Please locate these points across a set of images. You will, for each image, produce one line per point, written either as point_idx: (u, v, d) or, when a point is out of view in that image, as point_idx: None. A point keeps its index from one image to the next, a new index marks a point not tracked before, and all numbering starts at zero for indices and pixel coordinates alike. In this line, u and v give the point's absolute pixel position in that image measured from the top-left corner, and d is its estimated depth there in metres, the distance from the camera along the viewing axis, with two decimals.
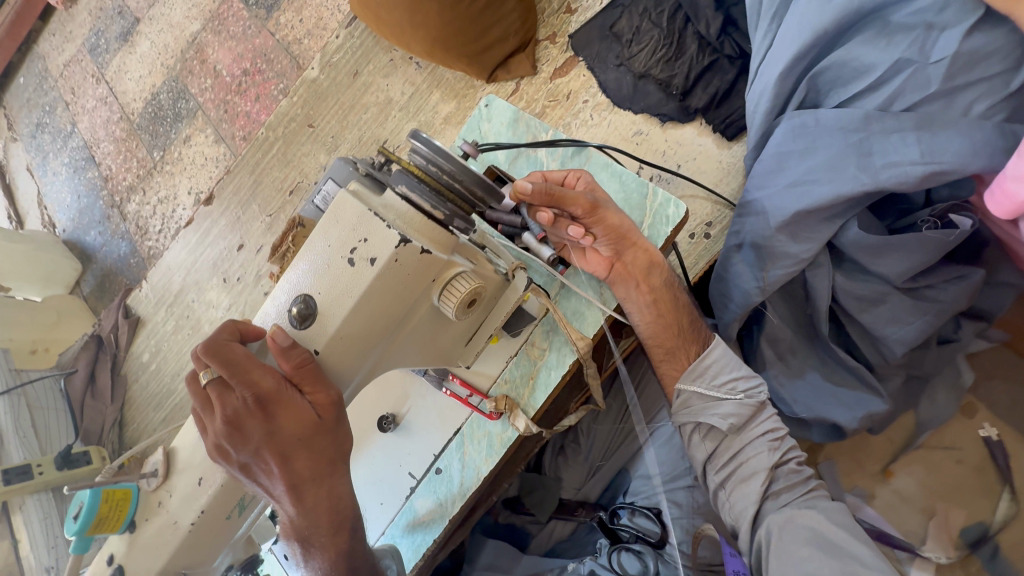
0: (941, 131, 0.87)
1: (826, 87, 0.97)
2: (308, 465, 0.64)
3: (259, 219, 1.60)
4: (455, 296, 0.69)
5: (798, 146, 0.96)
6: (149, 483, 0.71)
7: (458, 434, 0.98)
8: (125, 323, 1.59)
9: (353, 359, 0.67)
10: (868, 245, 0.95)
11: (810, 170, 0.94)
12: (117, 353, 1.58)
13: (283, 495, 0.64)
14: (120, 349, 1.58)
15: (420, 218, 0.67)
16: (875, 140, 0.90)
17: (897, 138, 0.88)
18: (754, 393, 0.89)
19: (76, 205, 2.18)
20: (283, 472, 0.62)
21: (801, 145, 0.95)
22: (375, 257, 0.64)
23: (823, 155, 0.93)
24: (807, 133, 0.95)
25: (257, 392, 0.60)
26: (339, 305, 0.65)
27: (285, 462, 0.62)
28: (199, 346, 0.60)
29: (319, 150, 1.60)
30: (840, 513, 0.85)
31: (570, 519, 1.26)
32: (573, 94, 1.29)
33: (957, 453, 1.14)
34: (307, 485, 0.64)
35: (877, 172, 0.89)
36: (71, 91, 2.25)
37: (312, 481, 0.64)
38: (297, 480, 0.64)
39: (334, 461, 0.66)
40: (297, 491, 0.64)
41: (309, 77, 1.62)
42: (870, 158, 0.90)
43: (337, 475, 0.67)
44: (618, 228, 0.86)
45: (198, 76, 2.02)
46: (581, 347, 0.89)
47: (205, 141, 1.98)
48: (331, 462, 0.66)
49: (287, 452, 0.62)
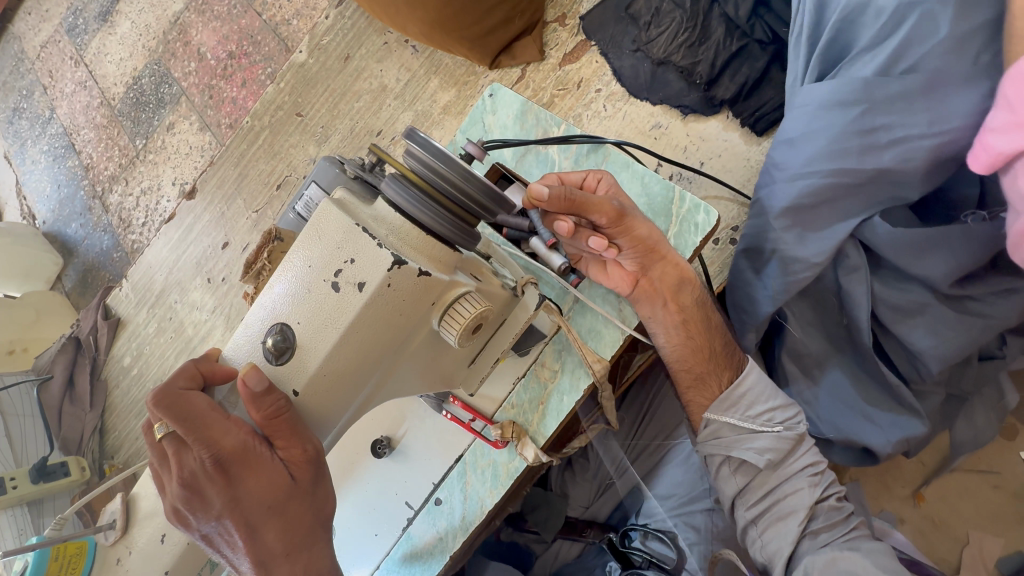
0: (948, 91, 0.74)
1: (826, 60, 0.83)
2: (280, 536, 0.58)
3: (244, 215, 1.49)
4: (457, 323, 0.59)
5: (795, 132, 0.82)
6: (106, 536, 0.62)
7: (460, 462, 0.89)
8: (105, 324, 1.43)
9: (338, 398, 0.58)
10: (906, 243, 0.79)
11: (809, 160, 0.80)
12: (97, 357, 1.40)
13: (250, 570, 0.58)
14: (101, 351, 1.42)
15: (417, 234, 0.57)
16: (880, 114, 0.76)
17: (902, 107, 0.75)
18: (793, 426, 0.85)
19: (56, 196, 2.05)
20: (249, 544, 0.57)
21: (797, 130, 0.82)
22: (363, 281, 0.54)
23: (821, 140, 0.79)
24: (803, 116, 0.81)
25: (216, 453, 0.54)
26: (320, 339, 0.55)
27: (251, 533, 0.56)
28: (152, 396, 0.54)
29: (308, 141, 1.48)
30: (886, 555, 0.78)
31: (578, 539, 1.12)
32: (585, 83, 1.18)
33: (994, 477, 1.06)
34: (277, 561, 0.58)
35: (885, 152, 0.77)
36: (48, 74, 2.11)
37: (284, 556, 0.58)
38: (265, 555, 0.57)
39: (311, 530, 0.60)
40: (265, 567, 0.57)
41: (297, 61, 1.49)
42: (876, 135, 0.76)
43: (315, 546, 0.60)
44: (645, 240, 0.78)
45: (181, 60, 1.88)
46: (598, 370, 0.80)
47: (189, 129, 1.85)
48: (308, 532, 0.59)
49: (253, 522, 0.56)
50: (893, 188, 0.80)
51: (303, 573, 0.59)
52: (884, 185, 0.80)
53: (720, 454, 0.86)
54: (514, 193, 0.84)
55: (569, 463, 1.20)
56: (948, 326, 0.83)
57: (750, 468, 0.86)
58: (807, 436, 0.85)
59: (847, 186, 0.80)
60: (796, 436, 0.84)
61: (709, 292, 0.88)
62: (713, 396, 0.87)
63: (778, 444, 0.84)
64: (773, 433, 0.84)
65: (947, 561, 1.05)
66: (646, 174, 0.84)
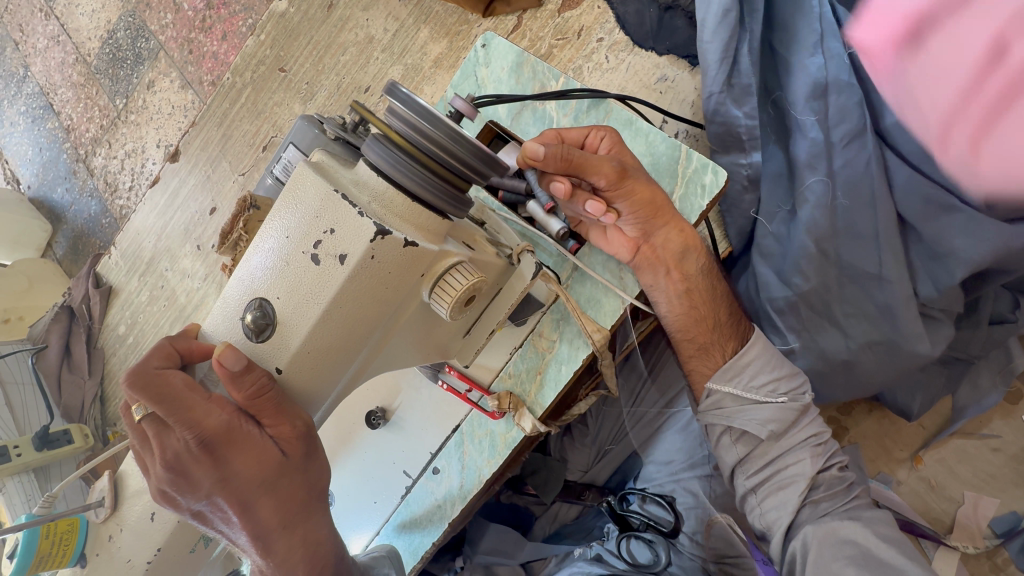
0: None
1: None
2: (275, 511, 0.56)
3: (230, 179, 1.43)
4: (448, 295, 0.55)
5: None
6: (97, 514, 0.61)
7: (457, 431, 0.88)
8: (96, 293, 1.41)
9: (322, 375, 0.55)
10: (930, 150, 0.80)
11: None
12: (92, 326, 1.40)
13: (247, 543, 0.57)
14: (96, 321, 1.41)
15: (402, 201, 0.53)
16: None
17: None
18: (798, 396, 0.83)
19: (39, 159, 1.97)
20: (245, 521, 0.55)
21: None
22: (344, 253, 0.51)
23: None
24: None
25: (199, 434, 0.51)
26: (303, 315, 0.52)
27: (244, 511, 0.54)
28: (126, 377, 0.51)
29: (292, 99, 1.41)
30: (883, 522, 0.80)
31: (576, 502, 1.13)
32: (586, 31, 1.09)
33: (995, 440, 1.05)
34: (275, 534, 0.56)
35: None
36: (19, 28, 1.98)
37: (281, 529, 0.56)
38: (263, 529, 0.56)
39: (307, 503, 0.58)
40: (262, 540, 0.56)
41: (277, 11, 1.41)
42: None
43: (311, 518, 0.59)
44: (647, 204, 0.73)
45: (157, 11, 1.77)
46: (598, 340, 0.77)
47: (170, 87, 1.76)
48: (302, 504, 0.58)
49: (246, 498, 0.54)
50: None
51: (301, 544, 0.58)
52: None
53: (722, 425, 0.85)
54: (510, 152, 0.79)
55: (567, 428, 1.18)
56: (958, 274, 0.82)
57: (752, 438, 0.85)
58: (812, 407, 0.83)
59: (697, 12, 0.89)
60: (800, 407, 0.83)
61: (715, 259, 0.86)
62: (714, 366, 0.85)
63: (782, 415, 0.82)
64: (777, 404, 0.82)
65: (941, 521, 1.06)
66: (652, 132, 0.79)
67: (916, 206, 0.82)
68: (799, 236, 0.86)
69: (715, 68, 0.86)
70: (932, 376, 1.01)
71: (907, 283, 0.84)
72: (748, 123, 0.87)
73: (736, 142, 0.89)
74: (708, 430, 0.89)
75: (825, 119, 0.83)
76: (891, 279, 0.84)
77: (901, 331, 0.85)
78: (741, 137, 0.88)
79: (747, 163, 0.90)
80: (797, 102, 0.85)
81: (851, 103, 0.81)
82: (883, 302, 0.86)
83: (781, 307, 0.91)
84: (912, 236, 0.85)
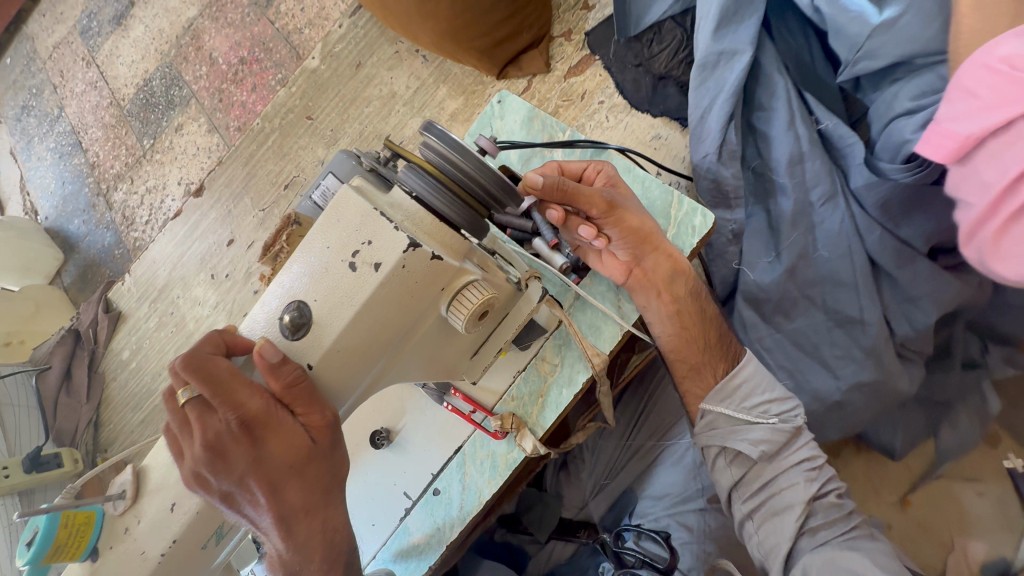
0: None
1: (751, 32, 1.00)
2: (301, 494, 0.57)
3: (251, 214, 1.61)
4: (465, 309, 0.62)
5: None
6: (115, 506, 0.62)
7: (459, 452, 0.91)
8: (106, 319, 1.52)
9: (350, 375, 0.60)
10: (895, 206, 0.89)
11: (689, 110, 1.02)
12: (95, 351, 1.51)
13: (270, 528, 0.57)
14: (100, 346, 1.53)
15: (430, 220, 0.60)
16: None
17: None
18: (790, 419, 0.85)
19: (60, 192, 2.08)
20: (272, 503, 0.55)
21: None
22: (379, 262, 0.57)
23: None
24: None
25: (242, 415, 0.53)
26: (337, 317, 0.58)
27: (273, 492, 0.55)
28: (177, 359, 0.53)
29: (317, 143, 1.58)
30: (882, 554, 0.78)
31: (571, 541, 1.14)
32: (589, 94, 1.24)
33: (978, 485, 1.08)
34: (299, 517, 0.57)
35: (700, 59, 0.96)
36: (59, 74, 2.16)
37: (304, 512, 0.57)
38: (287, 511, 0.56)
39: (329, 488, 0.59)
40: (287, 523, 0.56)
41: (310, 67, 1.59)
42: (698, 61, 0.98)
43: (332, 505, 0.59)
44: (637, 230, 0.81)
45: (193, 64, 1.94)
46: (597, 363, 0.82)
47: (197, 131, 1.90)
48: (325, 491, 0.58)
49: (275, 480, 0.55)
50: (711, 68, 0.96)
51: (321, 530, 0.58)
52: (714, 71, 0.96)
53: (716, 445, 0.86)
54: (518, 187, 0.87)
55: (563, 464, 1.23)
56: (931, 314, 0.90)
57: (746, 460, 0.85)
58: (805, 430, 0.84)
59: (700, 88, 0.97)
60: (792, 429, 0.84)
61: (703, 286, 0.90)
62: (708, 386, 0.88)
63: (773, 436, 0.83)
64: (768, 425, 0.84)
65: (933, 566, 1.06)
66: (647, 178, 0.89)
67: (889, 255, 0.90)
68: (782, 281, 0.95)
69: (712, 137, 0.97)
70: (912, 416, 1.06)
71: (883, 322, 0.91)
72: (736, 183, 0.97)
73: (724, 199, 0.99)
74: (704, 453, 0.90)
75: (804, 182, 0.93)
76: (868, 318, 0.91)
77: (882, 367, 0.92)
78: (729, 194, 0.98)
79: (732, 219, 0.99)
80: (779, 167, 0.94)
81: (824, 169, 0.91)
82: (868, 345, 0.92)
83: (770, 346, 0.98)
84: (885, 279, 0.93)
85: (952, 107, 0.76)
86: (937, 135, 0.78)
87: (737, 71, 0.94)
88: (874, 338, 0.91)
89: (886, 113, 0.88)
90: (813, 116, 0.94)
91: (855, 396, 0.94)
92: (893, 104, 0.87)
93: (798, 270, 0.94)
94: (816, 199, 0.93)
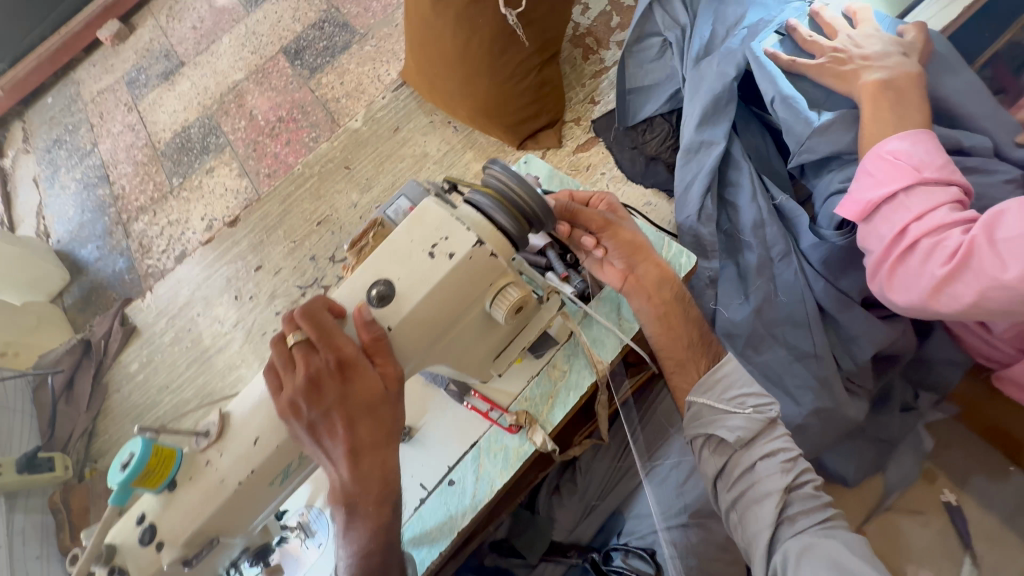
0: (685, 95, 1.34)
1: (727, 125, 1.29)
2: (370, 430, 0.70)
3: (285, 244, 1.77)
4: (506, 302, 0.80)
5: None
6: (199, 442, 0.73)
7: (475, 447, 1.02)
8: (120, 331, 1.77)
9: (417, 340, 0.76)
10: (835, 263, 1.13)
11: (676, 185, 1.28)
12: (104, 360, 1.74)
13: (342, 457, 0.69)
14: (109, 356, 1.75)
15: (490, 228, 0.78)
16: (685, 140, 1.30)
17: None
18: (765, 412, 0.97)
19: (79, 219, 2.21)
20: (347, 434, 0.69)
21: None
22: (453, 252, 0.75)
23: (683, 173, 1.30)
24: None
25: (339, 355, 0.68)
26: (416, 292, 0.74)
27: (350, 424, 0.69)
28: (295, 309, 0.70)
29: (351, 188, 1.80)
30: (856, 540, 0.87)
31: (560, 561, 1.22)
32: (593, 167, 1.51)
33: (922, 517, 1.22)
34: (366, 450, 0.70)
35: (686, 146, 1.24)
36: (99, 116, 2.40)
37: (371, 447, 0.70)
38: (357, 444, 0.69)
39: (391, 432, 0.72)
40: (356, 454, 0.69)
41: (353, 128, 1.88)
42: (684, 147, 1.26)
43: (391, 447, 0.72)
44: (629, 242, 1.02)
45: (232, 118, 2.20)
46: (602, 368, 1.01)
47: (227, 174, 2.11)
48: (388, 434, 0.71)
49: (353, 415, 0.69)
50: (694, 154, 1.24)
51: (381, 466, 0.71)
52: (697, 155, 1.24)
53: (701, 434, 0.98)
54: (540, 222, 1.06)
55: (557, 487, 1.31)
56: (867, 351, 1.11)
57: (728, 448, 0.97)
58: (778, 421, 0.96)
59: (685, 168, 1.24)
60: (766, 420, 0.96)
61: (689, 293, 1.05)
62: (693, 380, 1.02)
63: (750, 425, 0.95)
64: (745, 415, 0.96)
65: None
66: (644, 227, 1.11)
67: (832, 301, 1.12)
68: (750, 319, 1.15)
69: (696, 204, 1.22)
70: (862, 449, 1.22)
71: (831, 357, 1.11)
72: (713, 239, 1.21)
73: (704, 251, 1.22)
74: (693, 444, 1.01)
75: (765, 243, 1.18)
76: (819, 353, 1.11)
77: (832, 395, 1.10)
78: (707, 248, 1.21)
79: (709, 266, 1.22)
80: (745, 230, 1.20)
81: (780, 233, 1.17)
82: (821, 376, 1.11)
83: None
84: (832, 323, 1.15)
85: (858, 183, 0.99)
86: (850, 202, 1.00)
87: (713, 157, 1.21)
88: (825, 370, 1.11)
89: (821, 192, 1.18)
90: (770, 193, 1.21)
91: (813, 419, 1.11)
92: (825, 187, 1.17)
93: (763, 311, 1.15)
94: (774, 256, 1.17)
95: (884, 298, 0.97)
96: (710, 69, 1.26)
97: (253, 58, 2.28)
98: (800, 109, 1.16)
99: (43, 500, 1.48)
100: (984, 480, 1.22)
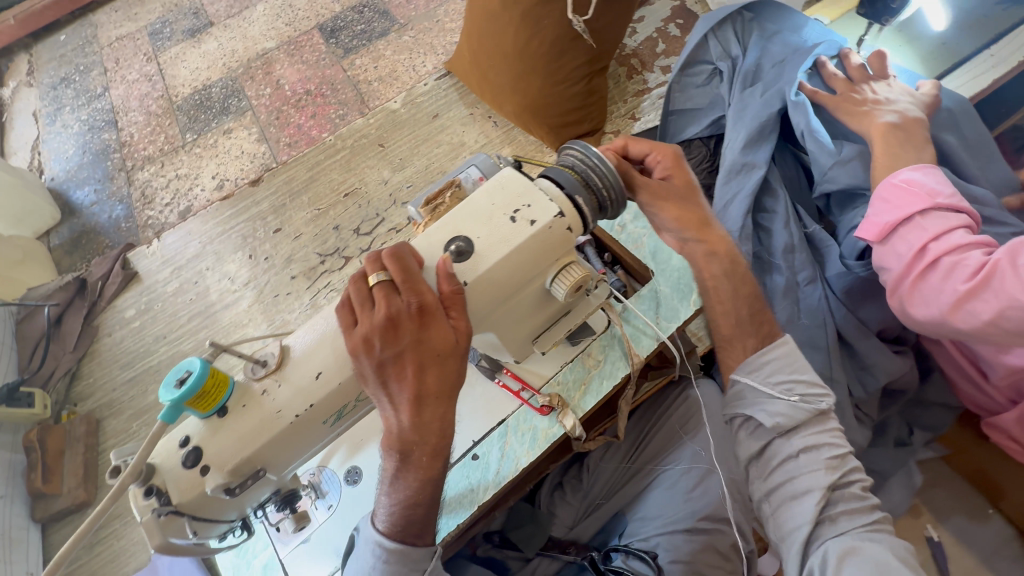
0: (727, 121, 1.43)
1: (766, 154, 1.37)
2: (437, 381, 0.70)
3: (308, 210, 1.76)
4: (569, 279, 0.82)
5: None
6: (254, 370, 0.71)
7: (502, 424, 1.03)
8: (120, 275, 1.69)
9: (487, 300, 0.77)
10: (856, 292, 1.20)
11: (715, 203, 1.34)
12: (97, 302, 1.67)
13: (406, 402, 0.70)
14: (103, 298, 1.68)
15: (569, 203, 0.80)
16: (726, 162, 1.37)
17: None
18: (813, 401, 0.90)
19: (78, 159, 2.10)
20: (415, 380, 0.69)
21: None
22: (534, 220, 0.76)
23: None
24: None
25: (420, 301, 0.69)
26: (495, 252, 0.75)
27: (419, 371, 0.69)
28: (383, 250, 0.71)
29: (383, 166, 1.80)
30: (904, 549, 0.79)
31: (557, 557, 1.21)
32: None
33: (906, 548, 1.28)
34: (430, 399, 0.70)
35: (728, 167, 1.32)
36: (115, 61, 2.34)
37: (434, 397, 0.71)
38: (423, 391, 0.70)
39: (454, 386, 0.72)
40: (420, 401, 0.70)
41: (390, 108, 1.91)
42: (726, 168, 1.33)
43: (452, 401, 0.73)
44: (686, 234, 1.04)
45: (258, 84, 2.12)
46: (638, 362, 1.03)
47: (246, 137, 1.99)
48: (452, 387, 0.72)
49: (424, 362, 0.70)
50: (735, 176, 1.31)
51: (440, 418, 0.72)
52: (738, 177, 1.31)
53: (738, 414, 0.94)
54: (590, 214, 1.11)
55: (559, 484, 1.32)
56: (879, 381, 1.17)
57: (766, 434, 0.92)
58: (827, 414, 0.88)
59: (726, 187, 1.31)
60: (812, 411, 0.88)
61: (744, 285, 1.02)
62: (739, 360, 0.99)
63: (793, 413, 0.89)
64: (789, 402, 0.90)
65: None
66: None
67: (852, 329, 1.19)
68: None
69: (733, 221, 1.28)
70: None
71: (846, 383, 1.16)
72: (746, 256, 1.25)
73: None
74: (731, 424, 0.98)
75: (793, 267, 1.24)
76: (835, 377, 1.16)
77: (843, 417, 1.15)
78: None
79: None
80: (776, 253, 1.25)
81: (808, 260, 1.24)
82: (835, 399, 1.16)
83: None
84: (847, 351, 1.21)
85: (874, 209, 1.06)
86: (869, 225, 1.06)
87: (753, 180, 1.29)
88: (840, 393, 1.15)
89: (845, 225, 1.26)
90: (801, 222, 1.30)
91: None
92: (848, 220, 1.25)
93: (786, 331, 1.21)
94: (801, 280, 1.23)
95: (904, 313, 1.03)
96: (753, 101, 1.36)
97: (286, 29, 2.24)
98: (825, 142, 1.24)
99: (15, 436, 1.44)
100: (963, 519, 1.30)
